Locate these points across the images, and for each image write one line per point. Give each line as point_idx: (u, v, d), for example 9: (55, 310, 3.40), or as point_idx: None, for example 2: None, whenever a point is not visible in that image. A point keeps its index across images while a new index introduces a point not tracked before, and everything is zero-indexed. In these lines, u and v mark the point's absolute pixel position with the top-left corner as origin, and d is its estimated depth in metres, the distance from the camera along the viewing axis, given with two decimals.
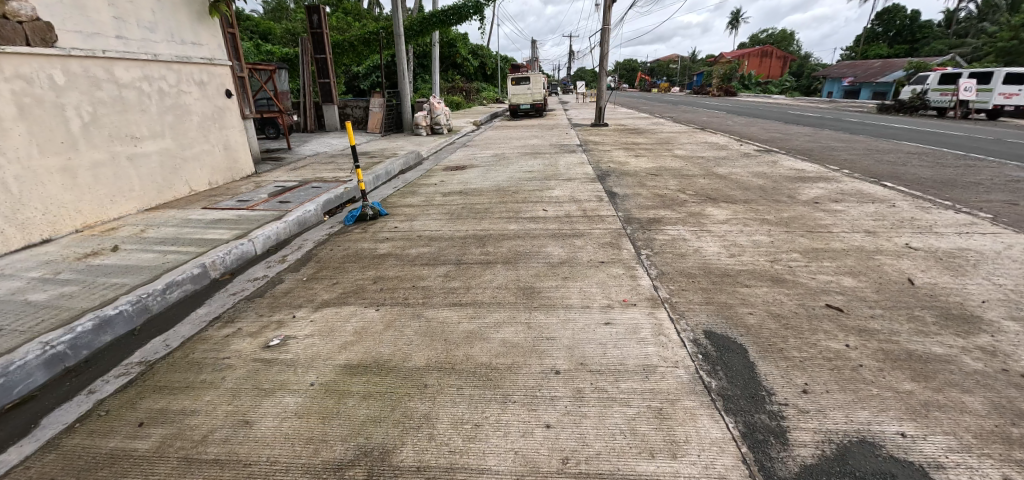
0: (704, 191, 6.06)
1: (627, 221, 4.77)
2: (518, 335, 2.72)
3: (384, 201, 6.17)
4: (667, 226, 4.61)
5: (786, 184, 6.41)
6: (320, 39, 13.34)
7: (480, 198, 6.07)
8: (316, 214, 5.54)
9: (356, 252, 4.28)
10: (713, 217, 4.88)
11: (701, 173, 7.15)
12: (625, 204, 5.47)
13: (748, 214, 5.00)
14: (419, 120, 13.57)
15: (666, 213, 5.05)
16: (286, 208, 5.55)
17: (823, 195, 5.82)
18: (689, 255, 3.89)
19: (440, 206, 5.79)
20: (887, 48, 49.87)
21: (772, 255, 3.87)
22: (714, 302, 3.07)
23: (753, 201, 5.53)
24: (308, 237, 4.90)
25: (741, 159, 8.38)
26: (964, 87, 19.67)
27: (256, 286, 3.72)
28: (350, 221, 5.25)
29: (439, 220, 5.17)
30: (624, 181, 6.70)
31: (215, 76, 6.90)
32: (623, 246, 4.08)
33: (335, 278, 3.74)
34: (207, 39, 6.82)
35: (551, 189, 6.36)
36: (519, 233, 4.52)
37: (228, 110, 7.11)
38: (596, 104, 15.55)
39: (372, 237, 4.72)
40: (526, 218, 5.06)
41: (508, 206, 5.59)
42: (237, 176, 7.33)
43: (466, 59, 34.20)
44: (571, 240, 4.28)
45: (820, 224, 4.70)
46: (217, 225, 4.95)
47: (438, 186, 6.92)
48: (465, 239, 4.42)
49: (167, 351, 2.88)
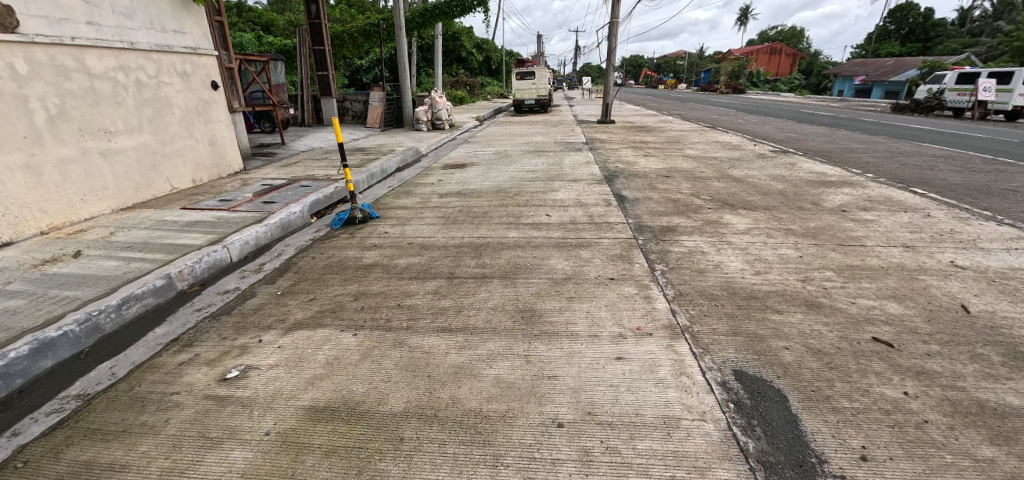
0: (720, 195, 5.62)
1: (638, 229, 4.35)
2: (515, 372, 2.32)
3: (377, 202, 5.77)
4: (683, 236, 4.19)
5: (808, 188, 5.97)
6: (318, 30, 12.91)
7: (479, 200, 5.65)
8: (302, 216, 5.15)
9: (339, 262, 3.89)
10: (733, 226, 4.45)
11: (715, 175, 6.70)
12: (635, 209, 5.04)
13: (770, 223, 4.56)
14: (419, 115, 13.14)
15: (680, 221, 4.62)
16: (270, 209, 5.16)
17: (849, 202, 5.37)
18: (708, 271, 3.47)
19: (435, 209, 5.38)
20: (898, 47, 48.92)
21: (802, 274, 3.45)
22: (742, 332, 2.66)
23: (774, 208, 5.10)
24: (290, 243, 4.52)
25: (757, 160, 7.91)
26: (983, 86, 19.02)
27: (225, 302, 3.34)
28: (337, 225, 4.86)
29: (433, 225, 4.76)
30: (633, 184, 6.26)
31: (199, 66, 6.50)
32: (634, 259, 3.67)
33: (312, 294, 3.35)
34: (191, 28, 6.43)
35: (555, 191, 5.93)
36: (519, 242, 4.11)
37: (213, 103, 6.72)
38: (603, 101, 15.08)
39: (359, 244, 4.32)
40: (528, 224, 4.65)
41: (509, 210, 5.18)
42: (224, 173, 6.95)
43: (470, 53, 33.68)
44: (577, 251, 3.87)
45: (852, 236, 4.27)
46: (191, 229, 4.57)
47: (435, 187, 6.51)
48: (460, 248, 4.02)
49: (112, 381, 2.50)
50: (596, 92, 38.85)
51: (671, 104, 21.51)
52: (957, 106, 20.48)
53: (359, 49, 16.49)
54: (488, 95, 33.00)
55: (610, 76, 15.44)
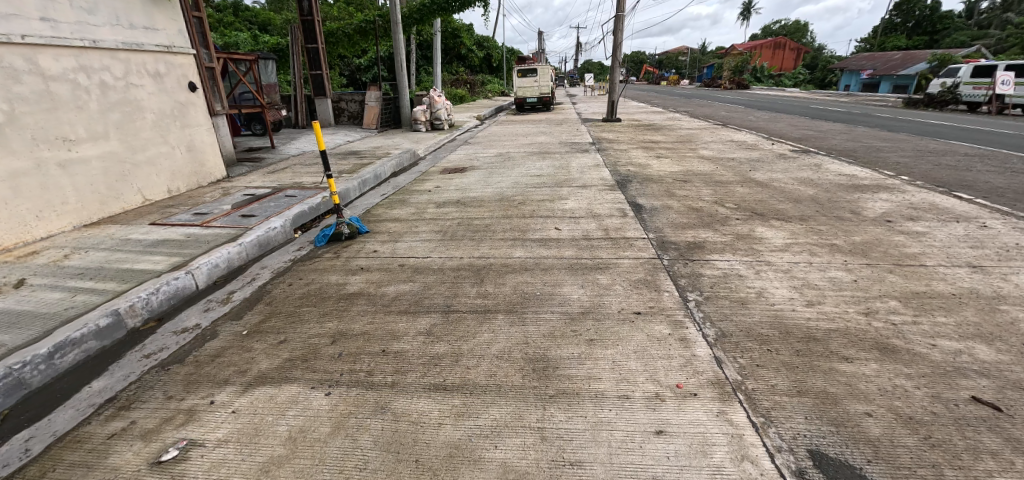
0: (747, 203, 5.08)
1: (661, 247, 3.82)
2: (525, 456, 1.80)
3: (367, 214, 5.24)
4: (714, 255, 3.65)
5: (841, 194, 5.42)
6: (311, 28, 12.41)
7: (480, 211, 5.12)
8: (284, 231, 4.64)
9: (319, 291, 3.37)
10: (769, 243, 3.91)
11: (736, 179, 6.15)
12: (655, 221, 4.51)
13: (810, 238, 4.02)
14: (418, 115, 12.59)
15: (707, 236, 4.08)
16: (248, 224, 4.65)
17: (892, 210, 4.82)
18: (751, 301, 2.93)
19: (431, 222, 4.85)
20: (905, 40, 48.09)
21: (863, 305, 2.91)
22: (809, 391, 2.12)
23: (810, 218, 4.55)
24: (267, 264, 4.01)
25: (778, 161, 7.37)
26: (1000, 79, 18.42)
27: (181, 346, 2.84)
28: (321, 242, 4.34)
29: (428, 242, 4.23)
30: (649, 190, 5.73)
31: (175, 66, 5.99)
32: (662, 286, 3.13)
33: (283, 335, 2.83)
34: (164, 24, 5.90)
35: (563, 199, 5.40)
36: (527, 263, 3.59)
37: (191, 106, 6.21)
38: (609, 98, 14.50)
39: (344, 266, 3.80)
40: (535, 240, 4.12)
41: (513, 223, 4.65)
42: (204, 182, 6.44)
43: (470, 50, 33.12)
44: (593, 276, 3.33)
45: (906, 253, 3.72)
46: (156, 249, 4.06)
47: (432, 195, 5.97)
48: (458, 272, 3.49)
49: (22, 462, 2.00)
50: (598, 89, 38.25)
51: (678, 101, 20.87)
52: (972, 100, 20.10)
53: (355, 47, 15.93)
54: (488, 92, 32.35)
55: (616, 72, 14.83)
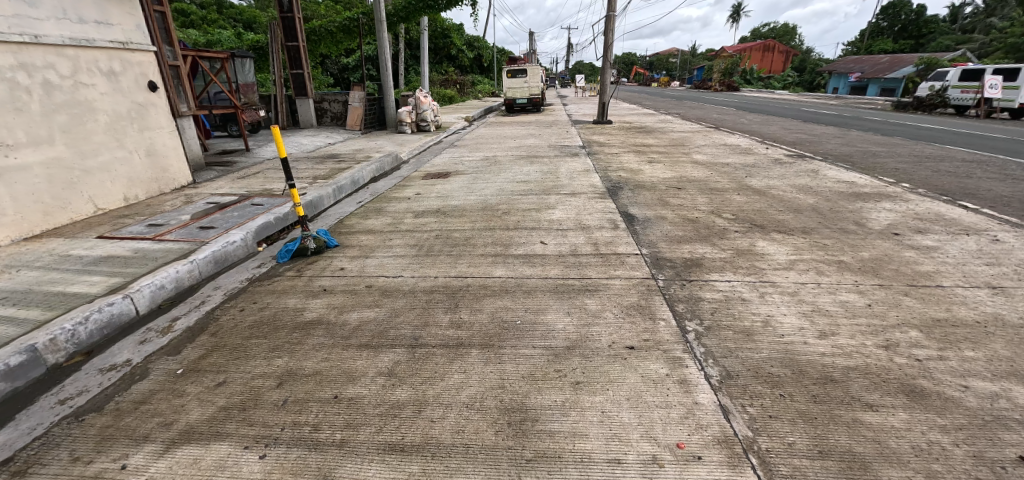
0: (745, 213, 4.78)
1: (655, 265, 3.49)
2: None
3: (339, 225, 4.85)
4: (714, 274, 3.33)
5: (843, 203, 5.16)
6: (291, 25, 11.99)
7: (460, 221, 4.75)
8: (245, 245, 4.25)
9: (272, 320, 2.99)
10: (772, 259, 3.60)
11: (732, 187, 5.86)
12: (648, 234, 4.18)
13: (815, 254, 3.72)
14: (403, 116, 12.19)
15: (704, 252, 3.77)
16: (204, 237, 4.25)
17: (898, 221, 4.56)
18: (758, 332, 2.61)
19: (408, 234, 4.48)
20: (891, 44, 48.63)
21: (881, 336, 2.61)
22: (833, 452, 1.79)
23: (813, 231, 4.26)
24: (221, 285, 3.61)
25: (774, 167, 7.10)
26: (988, 83, 18.43)
27: (103, 389, 2.43)
28: (283, 258, 3.95)
29: (401, 258, 3.87)
30: (641, 198, 5.41)
31: (132, 64, 5.55)
32: (657, 314, 2.80)
33: (222, 375, 2.44)
34: (119, 18, 5.46)
35: (550, 208, 5.05)
36: (508, 284, 3.24)
37: (151, 107, 5.77)
38: (599, 100, 14.22)
39: (305, 287, 3.42)
40: (518, 255, 3.77)
41: (495, 235, 4.29)
42: (167, 188, 6.00)
43: (460, 50, 32.70)
44: (581, 299, 2.99)
45: (919, 271, 3.43)
46: (95, 268, 3.63)
47: (411, 203, 5.60)
48: (430, 296, 3.12)
49: None
50: (590, 90, 38.08)
51: (670, 102, 20.68)
52: (960, 103, 20.06)
53: (339, 46, 15.48)
54: (478, 93, 31.95)
55: (606, 73, 14.53)
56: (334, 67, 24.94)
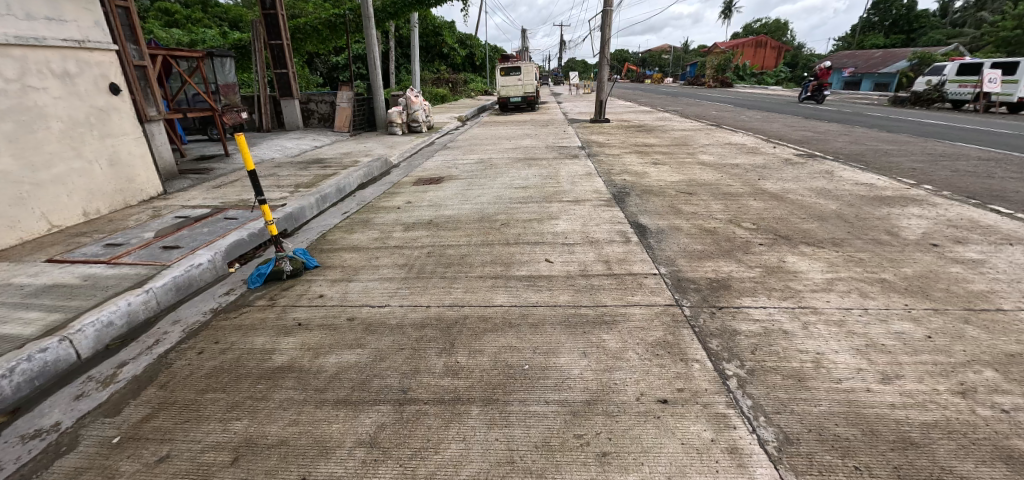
0: (766, 221, 4.38)
1: (678, 288, 3.08)
2: None
3: (321, 241, 4.39)
4: (747, 299, 2.92)
5: (868, 209, 4.78)
6: (274, 23, 11.46)
7: (455, 235, 4.30)
8: (213, 267, 3.80)
9: (234, 367, 2.54)
10: (809, 280, 3.19)
11: (747, 191, 5.47)
12: (664, 249, 3.78)
13: (854, 271, 3.32)
14: (393, 117, 11.68)
15: (730, 270, 3.35)
16: (167, 259, 3.80)
17: (933, 230, 4.18)
18: (810, 377, 2.19)
19: (397, 250, 4.02)
20: (883, 39, 48.68)
21: (954, 379, 2.18)
22: None
23: (844, 243, 3.86)
24: (181, 318, 3.16)
25: (785, 168, 6.72)
26: (988, 77, 18.14)
27: (20, 465, 1.97)
28: (255, 283, 3.48)
29: (388, 281, 3.42)
30: (651, 205, 4.99)
31: (91, 65, 5.04)
32: (688, 354, 2.37)
33: (166, 446, 2.00)
34: (74, 14, 4.94)
35: (554, 218, 4.62)
36: (513, 315, 2.80)
37: (114, 111, 5.26)
38: (597, 98, 13.80)
39: (276, 321, 2.97)
40: (521, 277, 3.34)
41: (494, 251, 3.85)
42: (133, 200, 5.51)
43: (452, 48, 32.14)
44: (597, 335, 2.55)
45: (974, 291, 3.04)
46: (36, 301, 3.16)
47: (401, 213, 5.13)
48: (421, 333, 2.68)
49: None
50: (584, 88, 37.71)
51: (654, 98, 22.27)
52: (958, 98, 19.99)
53: (326, 44, 14.92)
54: (471, 91, 31.41)
55: (603, 70, 14.08)
56: (324, 66, 24.37)
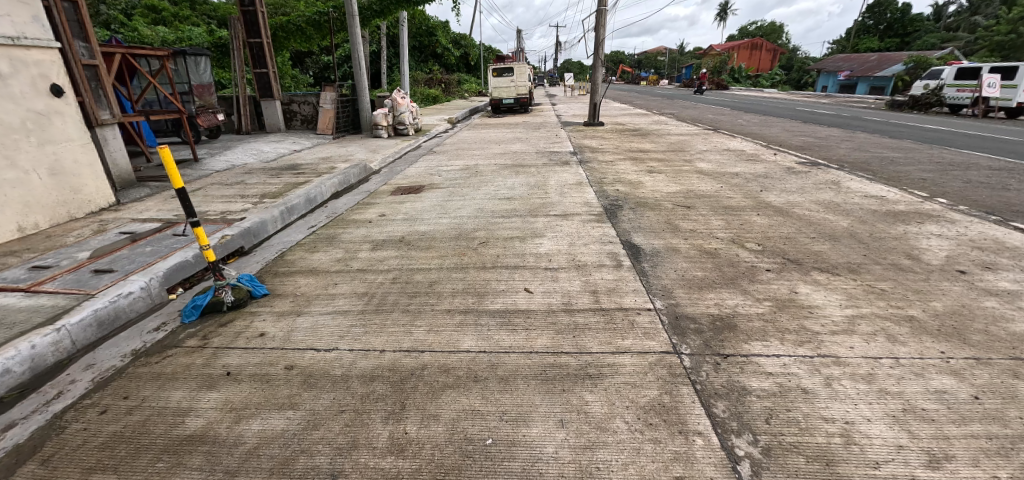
0: (773, 241, 3.97)
1: (676, 329, 2.64)
2: None
3: (277, 262, 3.93)
4: (757, 346, 2.48)
5: (882, 227, 4.38)
6: (253, 20, 10.99)
7: (426, 256, 3.85)
8: (146, 297, 3.33)
9: (137, 434, 2.07)
10: (826, 319, 2.76)
11: (749, 204, 5.05)
12: (659, 275, 3.35)
13: (876, 308, 2.90)
14: (378, 119, 11.20)
15: (736, 305, 2.92)
16: (94, 286, 3.32)
17: (957, 253, 3.78)
18: (842, 460, 1.76)
19: (359, 275, 3.56)
20: (878, 42, 48.65)
21: (1019, 462, 1.74)
22: None
23: (861, 269, 3.45)
24: (96, 363, 2.69)
25: (789, 177, 6.32)
26: (987, 82, 17.95)
27: None
28: (191, 317, 3.02)
29: (343, 315, 2.96)
30: (646, 221, 4.56)
31: (27, 64, 4.53)
32: (690, 424, 1.93)
33: None
34: (7, 8, 4.43)
35: (538, 236, 4.18)
36: (481, 365, 2.36)
37: (56, 115, 4.76)
38: (591, 101, 13.30)
39: (202, 369, 2.50)
40: (495, 311, 2.89)
41: (468, 277, 3.39)
42: (79, 213, 5.00)
43: (446, 48, 31.62)
44: (578, 396, 2.11)
45: (1017, 331, 2.63)
46: None
47: (371, 228, 4.67)
48: (369, 389, 2.22)
49: None
50: (579, 90, 37.30)
51: (636, 101, 25.75)
52: (955, 102, 19.74)
53: (310, 43, 14.41)
54: (465, 92, 30.94)
55: (597, 71, 13.64)
56: (313, 66, 23.87)
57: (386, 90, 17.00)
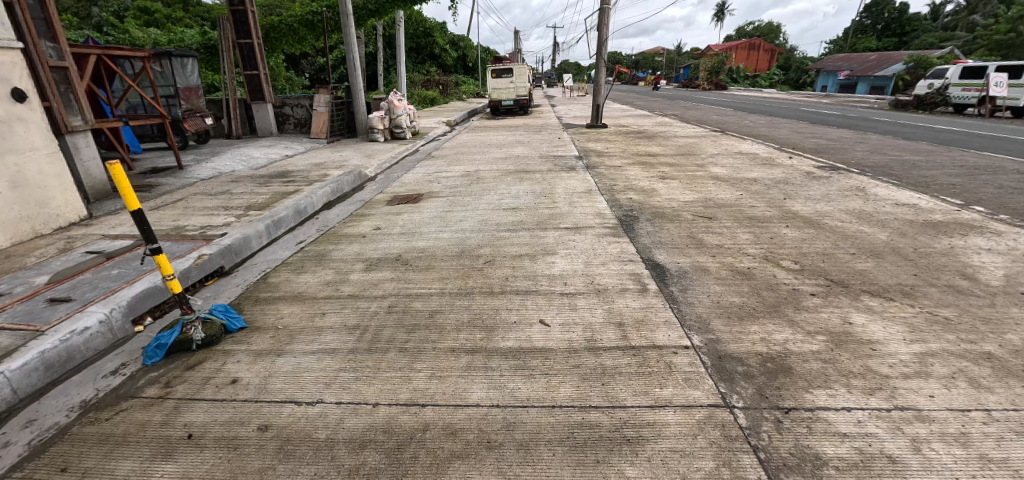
0: (810, 259, 3.58)
1: (722, 373, 2.24)
2: None
3: (260, 286, 3.51)
4: (821, 396, 2.08)
5: (925, 240, 4.00)
6: (243, 20, 10.58)
7: (426, 278, 3.44)
8: (106, 332, 2.91)
9: None
10: (893, 358, 2.36)
11: (776, 214, 4.66)
12: (691, 301, 2.95)
13: (947, 342, 2.50)
14: (373, 123, 10.86)
15: (786, 340, 2.51)
16: (46, 319, 2.90)
17: (1016, 271, 3.39)
18: None
19: (350, 302, 3.14)
20: (876, 42, 48.46)
21: None
22: None
23: (916, 292, 3.05)
24: (37, 418, 2.27)
25: (811, 184, 5.95)
26: (994, 81, 17.67)
27: None
28: (152, 359, 2.63)
29: (329, 356, 2.54)
30: (667, 235, 4.17)
31: None
32: None
33: None
34: None
35: (549, 254, 3.79)
36: (494, 425, 1.95)
37: (18, 122, 4.33)
38: (595, 102, 12.65)
39: (159, 431, 2.08)
40: (507, 350, 2.49)
41: (473, 305, 2.99)
42: (46, 229, 4.57)
43: (444, 49, 31.27)
44: (617, 470, 1.71)
45: None
46: None
47: (365, 244, 4.26)
48: (355, 461, 1.80)
49: None
50: (577, 90, 36.99)
51: (637, 102, 25.49)
52: (961, 102, 19.43)
53: (304, 43, 13.99)
54: (463, 94, 30.61)
55: (599, 72, 13.27)
56: (309, 68, 23.49)
57: (383, 92, 16.62)
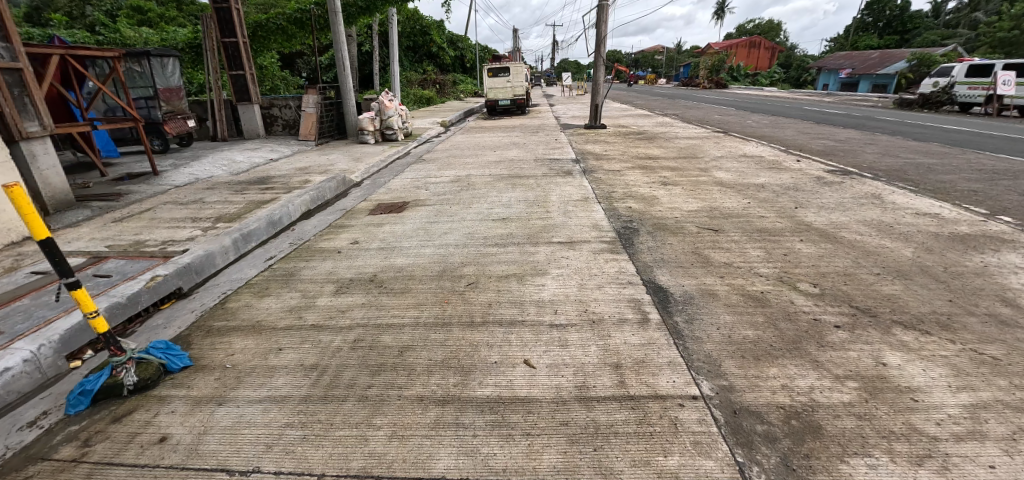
0: (830, 280, 3.22)
1: (740, 435, 1.86)
2: None
3: (216, 313, 3.14)
4: (860, 467, 1.70)
5: (954, 257, 3.63)
6: (227, 18, 10.20)
7: (400, 304, 3.07)
8: (30, 372, 2.54)
9: None
10: (940, 413, 1.99)
11: (787, 227, 4.29)
12: (699, 336, 2.58)
13: (1000, 389, 2.12)
14: (364, 124, 10.45)
15: (811, 388, 2.14)
16: None
17: None
18: None
19: (311, 335, 2.77)
20: (878, 40, 48.02)
21: None
22: None
23: (955, 324, 2.68)
24: None
25: (822, 190, 5.58)
26: (1000, 79, 17.31)
27: None
28: (75, 408, 2.26)
29: (276, 407, 2.17)
30: (670, 251, 3.80)
31: None
32: None
33: None
34: None
35: (539, 274, 3.42)
36: None
37: None
38: (594, 102, 12.28)
39: None
40: (483, 399, 2.13)
41: (449, 339, 2.63)
42: None
43: (441, 48, 30.88)
44: None
45: None
46: None
47: (339, 261, 3.90)
48: None
49: None
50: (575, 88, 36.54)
51: (636, 101, 25.14)
52: (967, 100, 19.06)
53: (294, 42, 13.61)
54: (460, 93, 30.26)
55: (598, 71, 12.91)
56: (304, 68, 23.13)
57: (377, 92, 16.28)
